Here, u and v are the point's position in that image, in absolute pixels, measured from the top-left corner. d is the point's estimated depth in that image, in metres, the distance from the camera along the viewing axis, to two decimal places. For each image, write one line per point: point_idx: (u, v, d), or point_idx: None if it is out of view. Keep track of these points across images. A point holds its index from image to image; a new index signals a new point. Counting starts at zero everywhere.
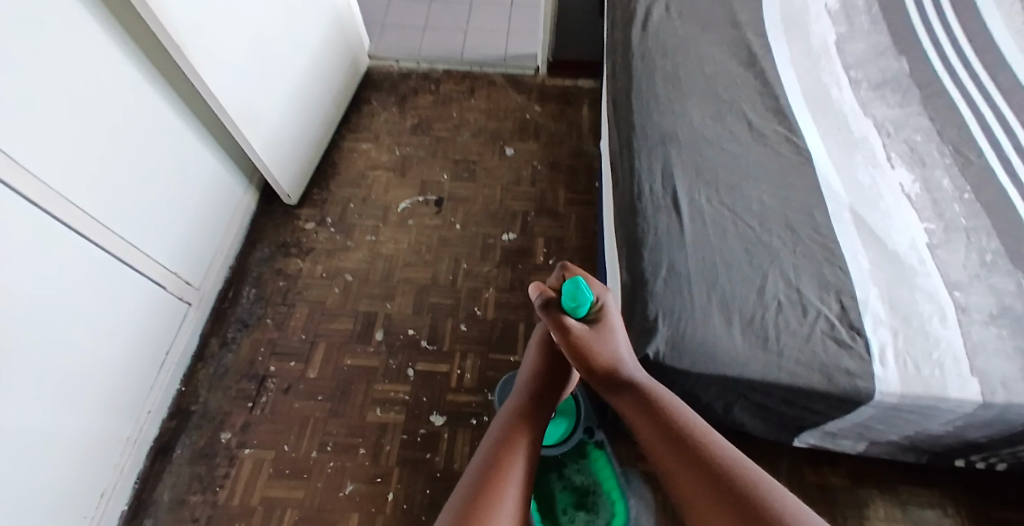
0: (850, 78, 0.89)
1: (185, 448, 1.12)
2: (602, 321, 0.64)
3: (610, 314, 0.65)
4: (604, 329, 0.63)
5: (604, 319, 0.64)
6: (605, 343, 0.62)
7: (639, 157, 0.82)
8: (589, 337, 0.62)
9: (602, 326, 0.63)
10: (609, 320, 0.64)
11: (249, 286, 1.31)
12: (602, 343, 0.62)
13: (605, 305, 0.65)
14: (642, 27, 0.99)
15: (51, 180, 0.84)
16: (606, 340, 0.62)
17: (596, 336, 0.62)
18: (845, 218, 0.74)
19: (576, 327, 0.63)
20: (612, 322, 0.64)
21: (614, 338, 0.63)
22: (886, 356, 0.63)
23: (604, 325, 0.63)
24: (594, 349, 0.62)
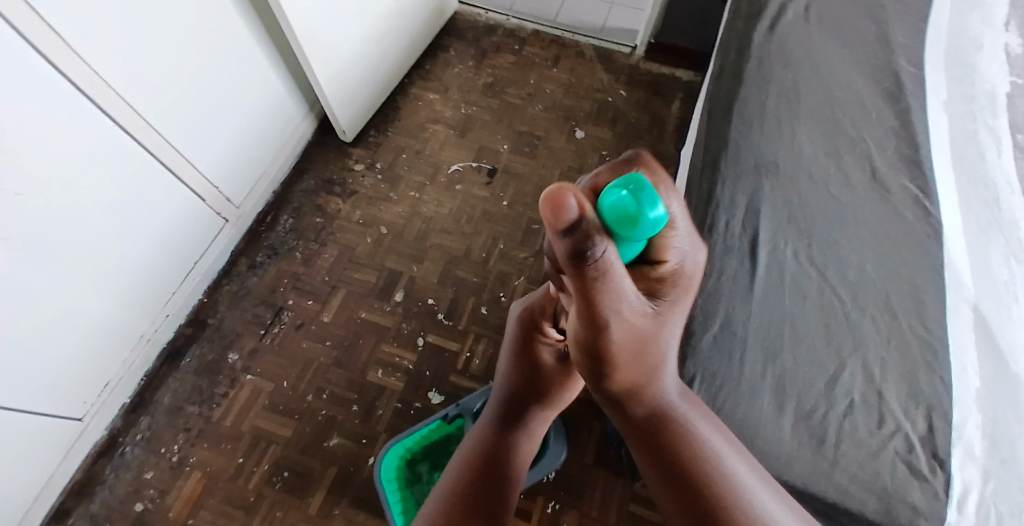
0: (1015, 142, 0.71)
1: (193, 358, 1.13)
2: (668, 287, 0.32)
3: (687, 272, 0.33)
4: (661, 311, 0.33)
5: (671, 287, 0.33)
6: (654, 334, 0.34)
7: (723, 180, 0.70)
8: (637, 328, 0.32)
9: (664, 297, 0.33)
10: (676, 284, 0.33)
11: (288, 215, 1.27)
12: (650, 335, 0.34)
13: (682, 261, 0.32)
14: (767, 24, 0.83)
15: (97, 62, 0.79)
16: (660, 331, 0.34)
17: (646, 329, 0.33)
18: (963, 315, 0.59)
19: (632, 318, 0.31)
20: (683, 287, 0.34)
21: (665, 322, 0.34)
22: (966, 500, 0.50)
23: (666, 302, 0.33)
24: (636, 350, 0.35)
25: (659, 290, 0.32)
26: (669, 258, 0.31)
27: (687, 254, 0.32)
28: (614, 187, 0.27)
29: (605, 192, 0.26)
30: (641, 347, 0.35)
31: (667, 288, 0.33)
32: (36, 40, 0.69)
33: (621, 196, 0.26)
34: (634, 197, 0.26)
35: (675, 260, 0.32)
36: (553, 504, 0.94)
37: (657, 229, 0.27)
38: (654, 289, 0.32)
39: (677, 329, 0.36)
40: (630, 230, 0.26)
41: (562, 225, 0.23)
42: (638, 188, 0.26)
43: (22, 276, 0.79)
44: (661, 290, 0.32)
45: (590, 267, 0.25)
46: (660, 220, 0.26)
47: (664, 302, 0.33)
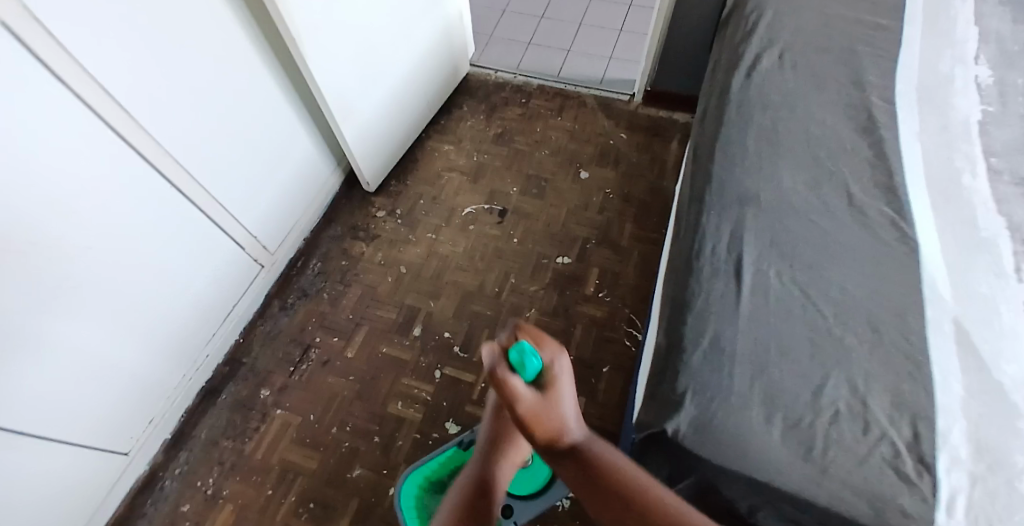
0: (986, 166, 0.76)
1: (228, 396, 1.19)
2: (551, 382, 0.49)
3: (564, 370, 0.50)
4: (550, 394, 0.49)
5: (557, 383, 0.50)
6: (555, 411, 0.49)
7: (709, 213, 0.76)
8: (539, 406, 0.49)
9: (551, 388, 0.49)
10: (556, 378, 0.50)
11: (316, 260, 1.37)
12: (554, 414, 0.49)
13: (555, 367, 0.50)
14: (745, 72, 0.91)
15: (158, 134, 0.92)
16: (554, 406, 0.49)
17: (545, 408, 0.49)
18: (946, 329, 0.62)
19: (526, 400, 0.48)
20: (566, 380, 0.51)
21: (560, 401, 0.50)
22: (955, 505, 0.51)
23: (554, 389, 0.49)
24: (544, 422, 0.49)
25: (546, 384, 0.49)
26: (546, 366, 0.50)
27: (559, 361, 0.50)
28: (513, 350, 0.50)
29: (510, 351, 0.50)
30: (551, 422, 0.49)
31: (550, 382, 0.49)
32: (104, 113, 0.82)
33: (515, 353, 0.49)
34: (519, 352, 0.49)
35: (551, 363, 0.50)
36: None
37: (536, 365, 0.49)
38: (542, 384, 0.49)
39: (570, 404, 0.50)
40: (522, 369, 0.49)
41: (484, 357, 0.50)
42: (521, 346, 0.49)
43: (80, 317, 0.89)
44: (547, 383, 0.49)
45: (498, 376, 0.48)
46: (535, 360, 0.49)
47: (552, 390, 0.49)
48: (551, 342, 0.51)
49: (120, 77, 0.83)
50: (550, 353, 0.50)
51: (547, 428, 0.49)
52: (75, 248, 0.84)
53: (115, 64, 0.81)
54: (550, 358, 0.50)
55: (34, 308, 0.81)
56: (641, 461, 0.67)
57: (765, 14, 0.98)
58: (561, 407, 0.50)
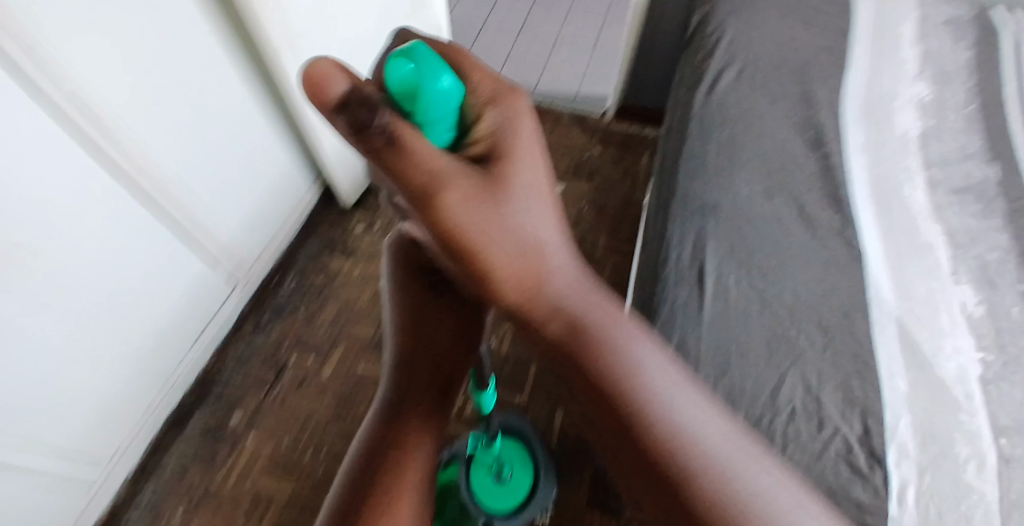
0: (923, 178, 0.82)
1: (198, 422, 1.19)
2: (502, 166, 0.29)
3: (520, 144, 0.30)
4: (502, 191, 0.29)
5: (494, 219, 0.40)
6: (512, 218, 0.29)
7: (674, 223, 0.80)
8: (486, 206, 0.28)
9: (501, 177, 0.29)
10: (509, 156, 0.30)
11: (291, 277, 1.37)
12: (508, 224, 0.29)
13: (494, 125, 0.30)
14: (707, 90, 0.96)
15: (130, 165, 0.93)
16: (498, 204, 0.29)
17: (497, 206, 0.29)
18: (889, 330, 0.67)
19: (461, 191, 0.28)
20: (523, 161, 0.30)
21: (518, 202, 0.30)
22: (906, 496, 0.56)
23: (497, 169, 0.29)
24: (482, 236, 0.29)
25: (493, 170, 0.29)
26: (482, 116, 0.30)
27: (497, 111, 0.30)
28: (402, 61, 0.30)
29: (392, 65, 0.30)
30: (507, 239, 0.29)
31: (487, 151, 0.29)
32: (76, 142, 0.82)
33: (405, 68, 0.30)
34: (416, 68, 0.29)
35: (497, 130, 0.30)
36: None
37: (449, 99, 0.29)
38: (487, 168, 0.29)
39: (525, 199, 0.30)
40: (416, 106, 0.29)
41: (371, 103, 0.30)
42: (418, 60, 0.30)
43: (39, 344, 0.87)
44: (494, 168, 0.29)
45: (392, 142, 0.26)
46: (445, 88, 0.29)
47: (503, 181, 0.29)
48: (500, 93, 0.30)
49: (95, 107, 0.83)
50: (495, 115, 0.30)
51: (487, 249, 0.29)
52: (38, 275, 0.84)
53: (87, 100, 0.82)
54: (495, 120, 0.30)
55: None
56: None
57: (725, 34, 1.04)
58: (520, 215, 0.30)
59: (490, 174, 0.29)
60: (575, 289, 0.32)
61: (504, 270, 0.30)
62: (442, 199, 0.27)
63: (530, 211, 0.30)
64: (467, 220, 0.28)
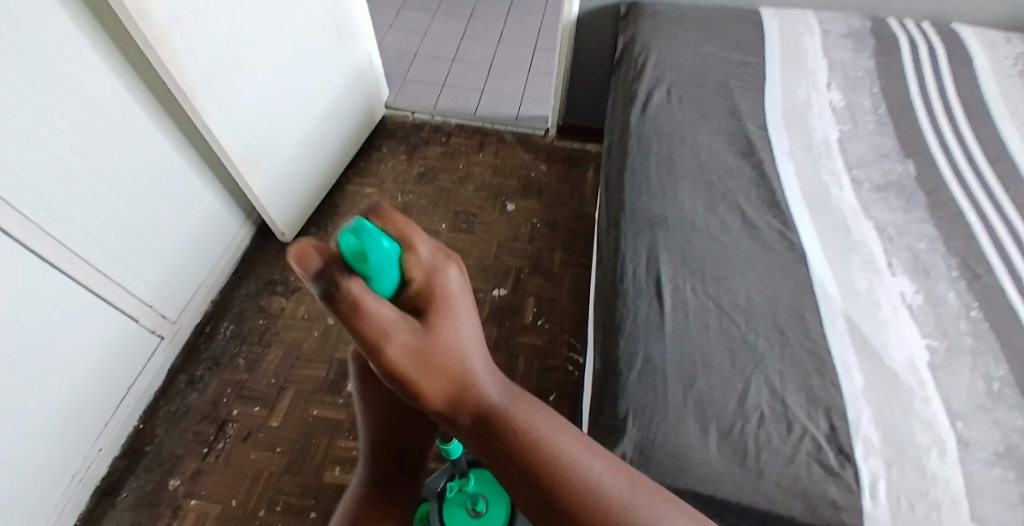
0: (850, 177, 0.87)
1: (130, 492, 1.05)
2: (438, 301, 0.26)
3: (457, 282, 0.27)
4: (445, 326, 0.26)
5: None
6: (451, 347, 0.27)
7: (626, 238, 0.80)
8: (423, 344, 0.25)
9: (440, 311, 0.26)
10: (447, 291, 0.26)
11: (228, 322, 1.26)
12: (447, 355, 0.26)
13: (437, 274, 0.26)
14: (642, 107, 0.99)
15: (29, 208, 0.82)
16: (446, 338, 0.26)
17: (434, 343, 0.26)
18: (838, 325, 0.69)
19: (404, 339, 0.25)
20: (460, 297, 0.27)
21: (459, 332, 0.27)
22: (877, 490, 0.56)
23: (443, 312, 0.26)
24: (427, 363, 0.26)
25: (427, 306, 0.26)
26: (423, 267, 0.25)
27: (437, 262, 0.26)
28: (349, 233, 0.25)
29: (343, 237, 0.25)
30: (444, 369, 0.27)
31: (432, 299, 0.26)
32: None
33: (352, 240, 0.24)
34: (359, 235, 0.24)
35: (428, 268, 0.26)
36: None
37: (397, 260, 0.24)
38: (422, 307, 0.26)
39: (470, 331, 0.28)
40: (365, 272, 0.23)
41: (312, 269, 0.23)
42: (361, 227, 0.25)
43: None
44: (429, 306, 0.26)
45: (342, 302, 0.23)
46: (393, 250, 0.24)
47: (442, 317, 0.26)
48: (426, 236, 0.26)
49: None
50: (424, 248, 0.25)
51: (433, 375, 0.26)
52: None
53: None
54: (424, 255, 0.25)
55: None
56: None
57: (652, 53, 1.08)
58: (461, 343, 0.27)
59: (428, 312, 0.26)
60: (515, 399, 0.30)
61: (435, 391, 0.27)
62: (385, 344, 0.24)
63: (472, 339, 0.28)
64: (407, 358, 0.25)
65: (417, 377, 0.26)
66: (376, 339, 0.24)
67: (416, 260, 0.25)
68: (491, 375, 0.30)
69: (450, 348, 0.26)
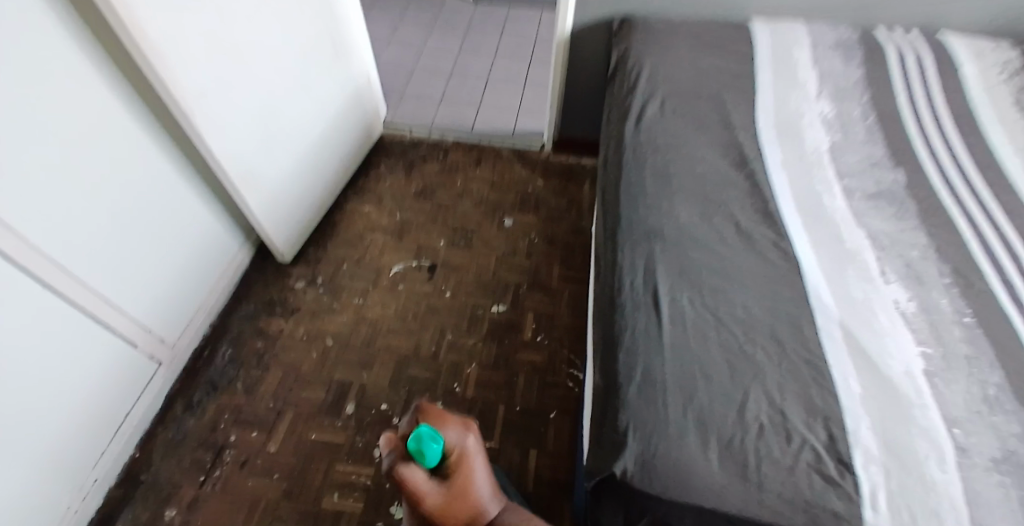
0: (842, 186, 0.88)
1: (127, 520, 1.04)
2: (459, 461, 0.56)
3: (472, 444, 0.58)
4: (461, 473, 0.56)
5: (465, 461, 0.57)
6: (468, 495, 0.56)
7: (623, 250, 0.81)
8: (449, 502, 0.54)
9: (459, 468, 0.56)
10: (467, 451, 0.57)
11: (227, 344, 1.27)
12: (462, 486, 0.55)
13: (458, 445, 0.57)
14: (635, 121, 1.00)
15: (25, 230, 0.83)
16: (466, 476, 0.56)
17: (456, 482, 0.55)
18: (835, 335, 0.70)
19: (431, 494, 0.54)
20: (473, 456, 0.57)
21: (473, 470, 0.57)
22: (877, 499, 0.57)
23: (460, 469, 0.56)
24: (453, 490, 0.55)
25: (452, 466, 0.56)
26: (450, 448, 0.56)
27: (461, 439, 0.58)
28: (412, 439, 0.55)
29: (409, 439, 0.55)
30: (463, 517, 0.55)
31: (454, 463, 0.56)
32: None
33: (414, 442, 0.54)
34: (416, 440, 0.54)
35: (455, 446, 0.57)
36: None
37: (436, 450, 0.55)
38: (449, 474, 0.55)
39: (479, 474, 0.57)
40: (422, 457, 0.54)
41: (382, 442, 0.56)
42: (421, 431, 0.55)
43: None
44: (452, 471, 0.56)
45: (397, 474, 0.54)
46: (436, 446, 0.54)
47: (459, 478, 0.55)
48: (455, 424, 0.58)
49: None
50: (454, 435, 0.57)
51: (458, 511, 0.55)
52: None
53: None
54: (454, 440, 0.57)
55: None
56: (594, 506, 0.67)
57: (645, 68, 1.10)
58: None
59: (450, 477, 0.55)
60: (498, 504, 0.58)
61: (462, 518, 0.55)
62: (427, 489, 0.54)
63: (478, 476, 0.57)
64: (436, 507, 0.54)
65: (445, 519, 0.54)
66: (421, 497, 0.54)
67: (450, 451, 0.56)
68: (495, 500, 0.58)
69: (467, 489, 0.56)
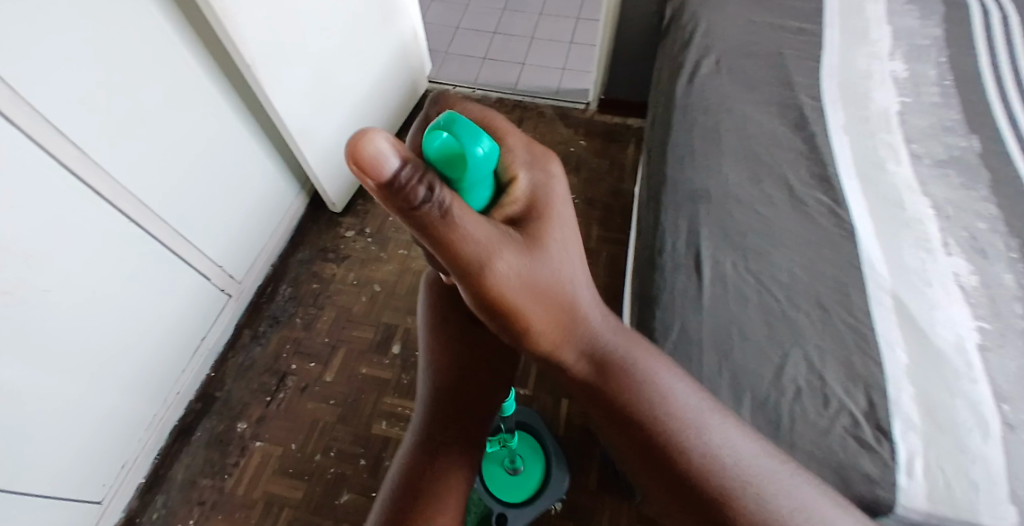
0: (909, 151, 0.83)
1: (203, 432, 1.16)
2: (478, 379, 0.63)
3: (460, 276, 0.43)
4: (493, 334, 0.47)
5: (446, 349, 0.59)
6: (549, 258, 0.40)
7: (667, 211, 0.81)
8: (527, 251, 0.38)
9: (534, 215, 0.40)
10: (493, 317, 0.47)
11: (286, 285, 1.35)
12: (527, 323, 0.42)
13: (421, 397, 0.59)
14: (687, 78, 0.97)
15: (114, 171, 0.91)
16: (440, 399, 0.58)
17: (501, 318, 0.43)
18: (885, 303, 0.68)
19: (504, 246, 0.36)
20: (555, 209, 0.41)
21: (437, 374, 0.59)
22: (914, 466, 0.57)
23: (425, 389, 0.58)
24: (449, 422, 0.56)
25: (529, 210, 0.40)
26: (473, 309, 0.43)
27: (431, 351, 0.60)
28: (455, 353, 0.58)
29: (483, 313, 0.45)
30: (547, 282, 0.40)
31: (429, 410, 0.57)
32: (50, 149, 0.79)
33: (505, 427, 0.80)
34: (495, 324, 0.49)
35: (530, 184, 0.41)
36: None
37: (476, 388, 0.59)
38: (525, 213, 0.40)
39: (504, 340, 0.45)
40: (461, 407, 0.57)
41: (383, 177, 0.29)
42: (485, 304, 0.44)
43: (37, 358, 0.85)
44: (533, 210, 0.40)
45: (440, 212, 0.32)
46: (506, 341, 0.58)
47: (542, 218, 0.40)
48: (517, 137, 0.41)
49: (64, 113, 0.80)
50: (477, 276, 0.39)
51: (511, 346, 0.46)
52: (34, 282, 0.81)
53: (61, 106, 0.80)
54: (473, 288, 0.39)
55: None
56: None
57: (699, 25, 1.05)
58: (556, 249, 0.40)
59: (531, 215, 0.40)
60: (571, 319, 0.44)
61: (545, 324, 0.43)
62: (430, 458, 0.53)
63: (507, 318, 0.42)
64: (519, 261, 0.37)
65: (530, 277, 0.39)
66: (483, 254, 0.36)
67: (511, 156, 0.40)
68: (591, 287, 0.46)
69: (549, 260, 0.40)
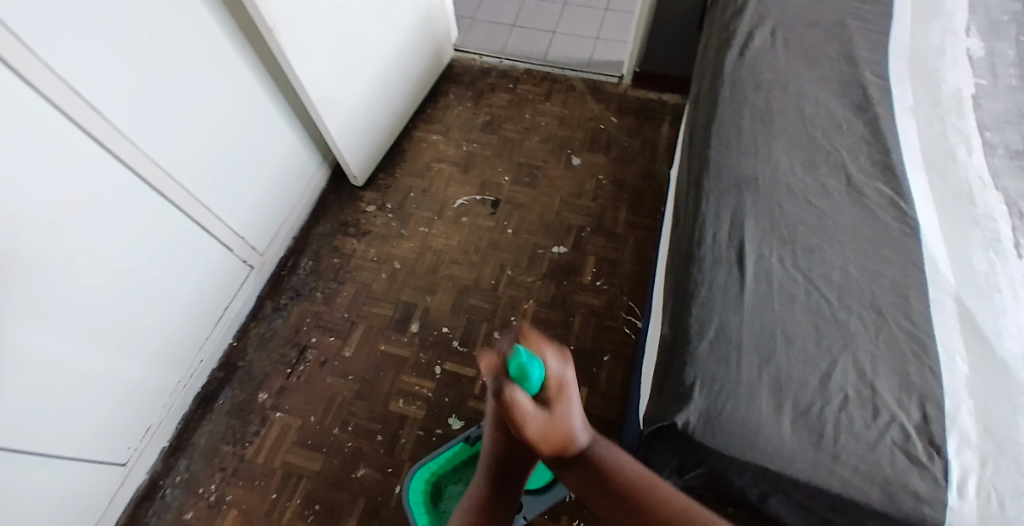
0: (981, 140, 0.76)
1: (225, 400, 1.17)
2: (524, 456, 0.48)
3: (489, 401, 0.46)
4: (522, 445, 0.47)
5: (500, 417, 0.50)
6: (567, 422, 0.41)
7: (708, 198, 0.75)
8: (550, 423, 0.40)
9: (560, 399, 0.41)
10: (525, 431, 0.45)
11: (307, 259, 1.34)
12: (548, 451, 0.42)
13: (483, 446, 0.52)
14: (738, 51, 0.90)
15: (134, 135, 0.87)
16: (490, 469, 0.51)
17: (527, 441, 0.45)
18: (947, 308, 0.63)
19: (535, 421, 0.39)
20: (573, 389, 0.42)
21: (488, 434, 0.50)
22: (966, 486, 0.52)
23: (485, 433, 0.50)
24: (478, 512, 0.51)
25: (552, 398, 0.40)
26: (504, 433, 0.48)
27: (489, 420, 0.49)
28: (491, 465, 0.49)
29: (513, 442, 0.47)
30: (562, 437, 0.41)
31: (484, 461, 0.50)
32: (71, 113, 0.76)
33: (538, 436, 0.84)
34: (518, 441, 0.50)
35: (559, 374, 0.41)
36: (577, 523, 0.96)
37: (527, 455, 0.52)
38: (550, 400, 0.40)
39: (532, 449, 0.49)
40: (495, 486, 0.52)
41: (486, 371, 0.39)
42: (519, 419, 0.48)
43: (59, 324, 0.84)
44: (555, 399, 0.40)
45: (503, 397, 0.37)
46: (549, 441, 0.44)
47: (562, 403, 0.41)
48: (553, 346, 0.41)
49: (85, 77, 0.77)
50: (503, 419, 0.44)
51: (552, 445, 0.41)
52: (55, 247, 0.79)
53: (80, 64, 0.76)
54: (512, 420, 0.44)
55: (4, 322, 0.75)
56: (651, 443, 0.68)
57: None
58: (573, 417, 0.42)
59: (553, 401, 0.40)
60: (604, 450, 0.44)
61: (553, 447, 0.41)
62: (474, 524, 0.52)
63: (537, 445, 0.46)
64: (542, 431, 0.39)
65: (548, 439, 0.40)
66: (520, 428, 0.39)
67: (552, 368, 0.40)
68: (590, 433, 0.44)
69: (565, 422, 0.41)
